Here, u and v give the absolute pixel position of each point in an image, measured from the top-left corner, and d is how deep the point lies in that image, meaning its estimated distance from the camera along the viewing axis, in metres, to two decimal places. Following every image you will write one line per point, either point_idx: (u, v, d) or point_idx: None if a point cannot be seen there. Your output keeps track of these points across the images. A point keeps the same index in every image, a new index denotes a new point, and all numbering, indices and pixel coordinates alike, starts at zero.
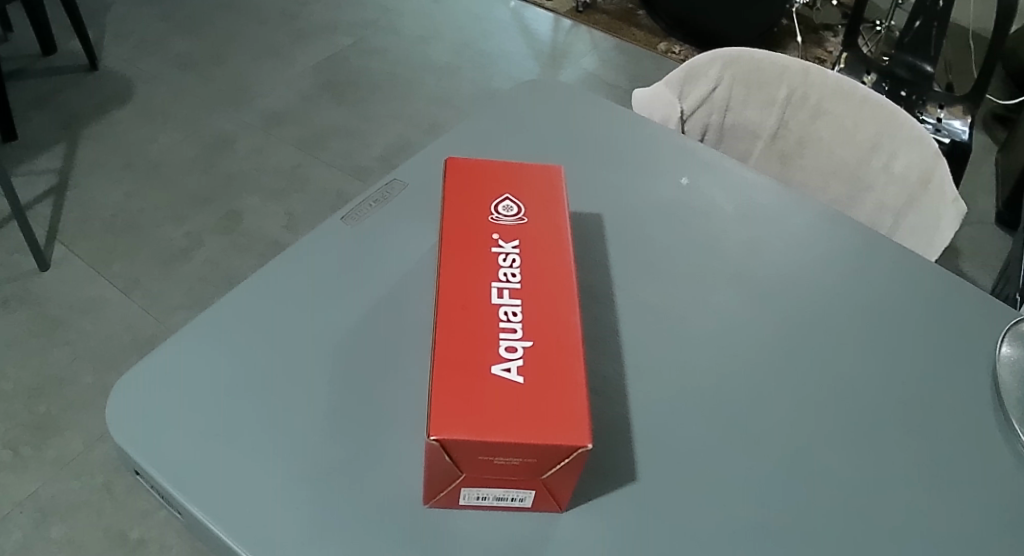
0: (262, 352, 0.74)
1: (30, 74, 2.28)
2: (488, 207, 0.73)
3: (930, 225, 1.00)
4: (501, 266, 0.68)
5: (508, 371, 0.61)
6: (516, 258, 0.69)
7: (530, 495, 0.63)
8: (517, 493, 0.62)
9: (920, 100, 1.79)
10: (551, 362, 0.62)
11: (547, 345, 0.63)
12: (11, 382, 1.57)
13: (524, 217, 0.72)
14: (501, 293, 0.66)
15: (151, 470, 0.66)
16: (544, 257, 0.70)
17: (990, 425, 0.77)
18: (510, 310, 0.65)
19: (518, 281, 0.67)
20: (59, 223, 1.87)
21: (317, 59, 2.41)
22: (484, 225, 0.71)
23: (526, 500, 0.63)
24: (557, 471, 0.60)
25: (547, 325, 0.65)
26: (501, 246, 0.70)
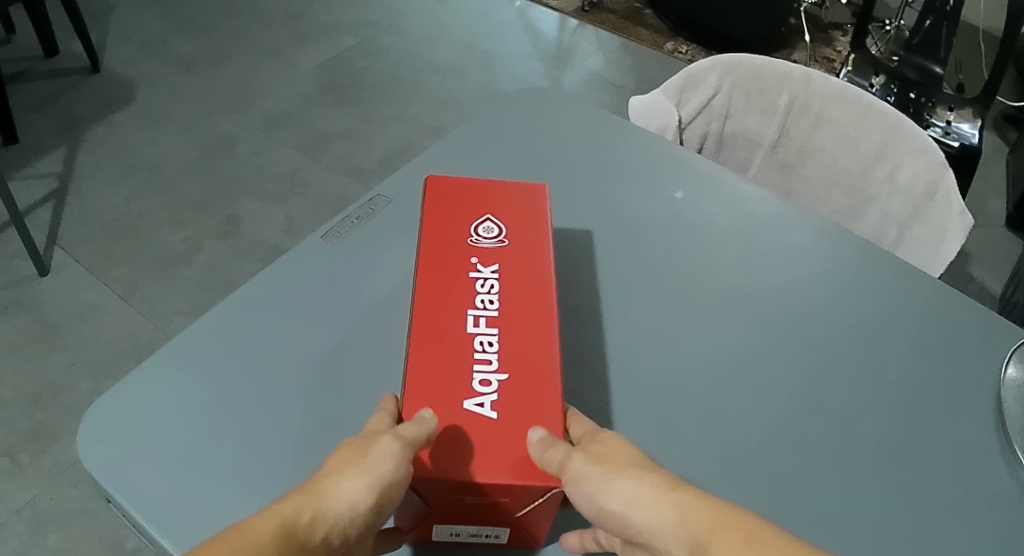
0: (237, 376, 0.72)
1: (31, 77, 2.27)
2: (468, 228, 0.71)
3: (935, 238, 0.98)
4: (479, 291, 0.66)
5: (481, 406, 0.59)
6: (494, 283, 0.67)
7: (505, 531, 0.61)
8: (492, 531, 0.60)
9: (930, 102, 1.75)
10: (526, 396, 0.60)
11: (524, 379, 0.61)
12: (8, 389, 1.56)
13: (505, 239, 0.70)
14: (477, 321, 0.64)
15: (120, 499, 0.64)
16: (524, 283, 0.67)
17: (993, 453, 0.74)
18: (486, 340, 0.63)
19: (495, 308, 0.65)
20: (59, 228, 1.87)
21: (320, 61, 2.39)
22: (463, 248, 0.69)
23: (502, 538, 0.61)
24: (533, 513, 0.58)
25: (524, 355, 0.63)
26: (480, 271, 0.67)
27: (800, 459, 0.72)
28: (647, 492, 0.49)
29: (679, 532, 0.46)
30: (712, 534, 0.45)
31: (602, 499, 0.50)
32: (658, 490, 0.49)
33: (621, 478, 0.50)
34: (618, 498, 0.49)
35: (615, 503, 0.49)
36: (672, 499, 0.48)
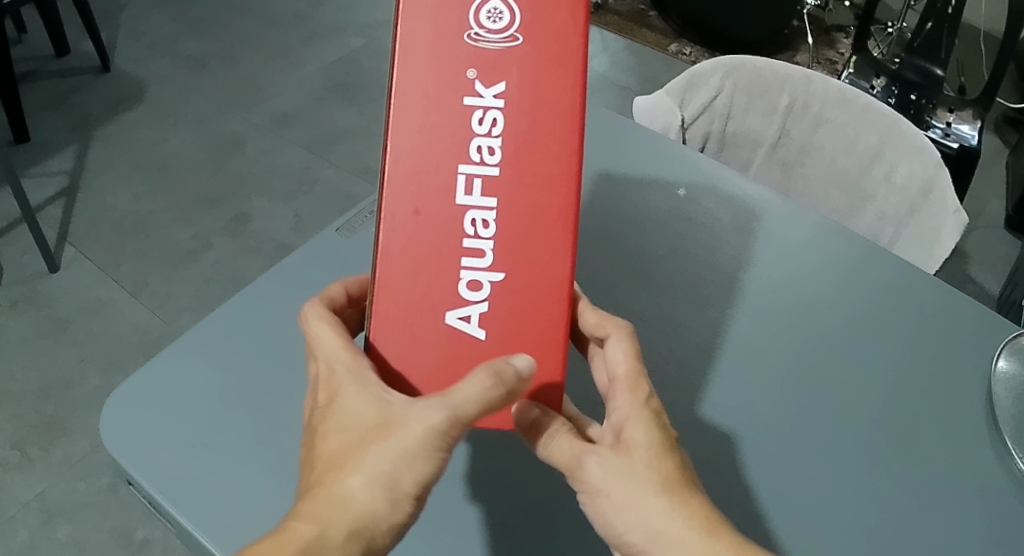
0: (253, 363, 0.75)
1: (43, 76, 2.30)
2: (469, 17, 0.59)
3: (930, 236, 1.00)
4: (476, 132, 0.59)
5: (468, 320, 0.60)
6: (497, 116, 0.59)
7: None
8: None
9: (931, 104, 1.77)
10: (519, 304, 0.61)
11: (517, 280, 0.60)
12: (20, 383, 1.59)
13: (517, 34, 0.59)
14: (470, 188, 0.60)
15: (139, 478, 0.67)
16: (534, 116, 0.59)
17: (984, 444, 0.76)
18: (479, 218, 0.60)
19: (495, 162, 0.60)
20: (70, 224, 1.90)
21: (328, 60, 2.40)
22: (461, 50, 0.59)
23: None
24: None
25: (522, 241, 0.60)
26: (480, 95, 0.59)
27: (795, 447, 0.74)
28: (685, 533, 0.55)
29: None
30: None
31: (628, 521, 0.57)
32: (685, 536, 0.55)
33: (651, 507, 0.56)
34: (644, 530, 0.56)
35: (642, 532, 0.56)
36: (708, 548, 0.55)
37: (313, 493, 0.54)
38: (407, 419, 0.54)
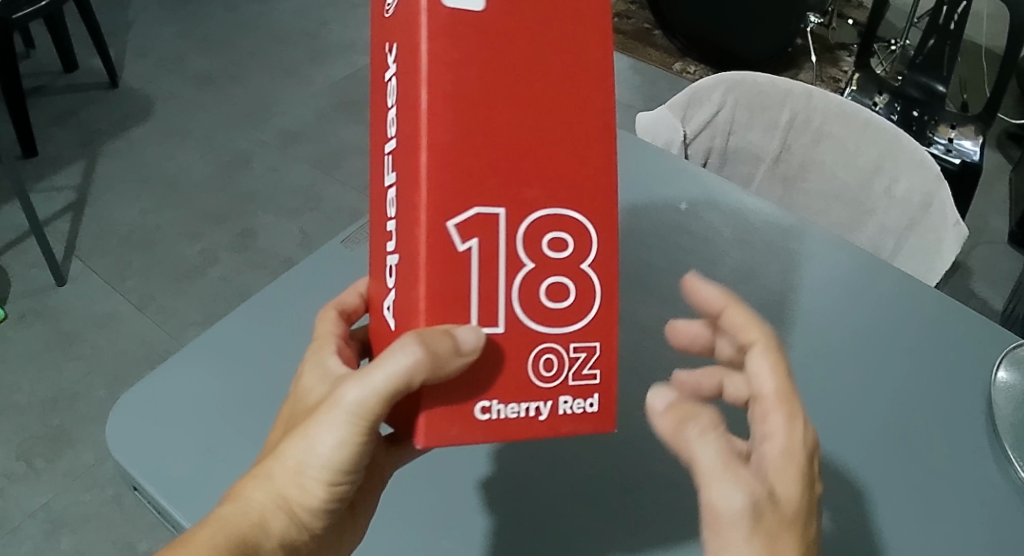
0: (259, 373, 0.77)
1: (51, 91, 2.34)
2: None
3: (930, 249, 1.01)
4: (389, 114, 0.52)
5: (387, 308, 0.52)
6: (394, 83, 0.50)
7: (582, 357, 0.51)
8: (581, 402, 0.51)
9: (932, 120, 1.78)
10: (411, 288, 0.49)
11: (408, 262, 0.49)
12: (26, 395, 1.60)
13: None
14: (389, 170, 0.52)
15: (145, 485, 0.69)
16: (407, 63, 0.48)
17: (985, 454, 0.77)
18: (392, 199, 0.52)
19: (394, 133, 0.51)
20: (77, 238, 1.91)
21: (335, 77, 2.41)
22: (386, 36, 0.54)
23: (597, 397, 0.52)
24: (519, 418, 0.50)
25: (409, 215, 0.49)
26: (389, 71, 0.52)
27: None
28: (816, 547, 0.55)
29: None
30: None
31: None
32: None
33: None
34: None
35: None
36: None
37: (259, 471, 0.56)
38: (332, 402, 0.53)
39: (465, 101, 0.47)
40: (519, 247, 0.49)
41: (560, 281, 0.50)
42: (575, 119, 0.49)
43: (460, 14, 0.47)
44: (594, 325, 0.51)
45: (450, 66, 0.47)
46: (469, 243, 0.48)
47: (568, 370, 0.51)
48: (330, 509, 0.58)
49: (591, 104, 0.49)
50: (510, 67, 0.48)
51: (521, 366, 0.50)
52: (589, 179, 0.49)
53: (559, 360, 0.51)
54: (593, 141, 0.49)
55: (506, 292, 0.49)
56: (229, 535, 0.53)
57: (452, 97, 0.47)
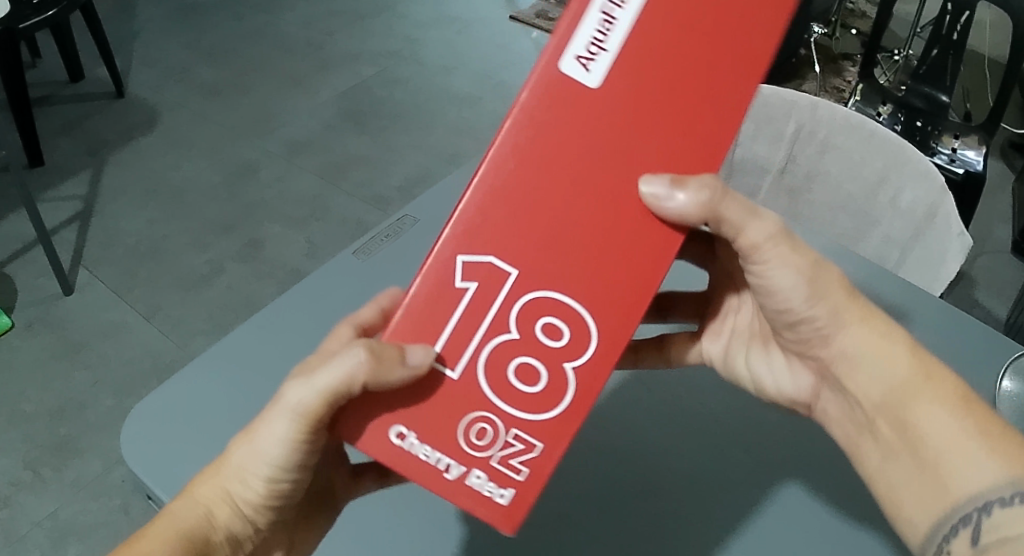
0: (268, 381, 0.78)
1: (56, 101, 2.35)
2: None
3: (935, 257, 1.03)
4: None
5: None
6: None
7: (517, 448, 0.56)
8: (494, 487, 0.56)
9: (936, 130, 1.78)
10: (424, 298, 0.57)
11: None
12: (33, 404, 1.61)
13: None
14: None
15: (158, 492, 0.71)
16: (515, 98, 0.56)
17: None
18: None
19: None
20: (83, 248, 1.92)
21: (341, 88, 2.42)
22: None
23: (512, 491, 0.56)
24: (429, 464, 0.56)
25: None
26: None
27: None
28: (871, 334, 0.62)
29: (892, 365, 0.61)
30: (925, 379, 0.60)
31: (786, 282, 0.61)
32: (841, 315, 0.62)
33: (813, 268, 0.61)
34: (807, 283, 0.61)
35: (798, 284, 0.61)
36: (881, 334, 0.62)
37: (210, 470, 0.62)
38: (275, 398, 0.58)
39: (531, 152, 0.54)
40: (513, 314, 0.55)
41: (538, 368, 0.56)
42: (613, 233, 0.55)
43: (576, 94, 0.54)
44: (545, 429, 0.56)
45: (542, 120, 0.54)
46: (469, 284, 0.55)
47: (496, 451, 0.56)
48: (279, 504, 0.63)
49: (637, 223, 0.55)
50: (587, 144, 0.54)
51: (458, 420, 0.56)
52: (589, 278, 0.55)
53: (493, 434, 0.56)
54: (616, 264, 0.55)
55: (483, 351, 0.56)
56: (179, 530, 0.60)
57: (519, 150, 0.55)
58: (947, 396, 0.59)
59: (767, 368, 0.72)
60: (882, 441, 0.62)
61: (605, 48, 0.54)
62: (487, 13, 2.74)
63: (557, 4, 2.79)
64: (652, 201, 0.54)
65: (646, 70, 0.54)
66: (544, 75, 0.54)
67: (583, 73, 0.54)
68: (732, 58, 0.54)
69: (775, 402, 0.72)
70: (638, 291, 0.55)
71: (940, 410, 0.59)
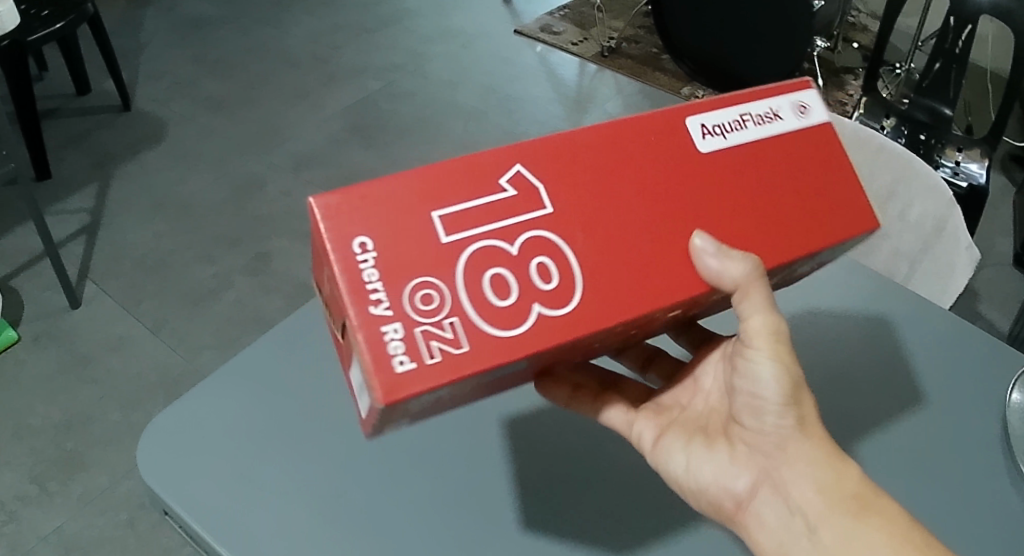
0: (286, 401, 0.81)
1: (63, 114, 2.37)
2: None
3: (944, 270, 1.05)
4: None
5: None
6: None
7: (442, 337, 0.50)
8: (399, 352, 0.49)
9: (939, 143, 1.79)
10: None
11: None
12: (40, 418, 1.62)
13: None
14: None
15: (178, 509, 0.73)
16: None
17: (1000, 474, 0.78)
18: None
19: None
20: (90, 261, 1.93)
21: (347, 102, 2.44)
22: None
23: (411, 363, 0.49)
24: (361, 290, 0.49)
25: None
26: None
27: None
28: (822, 453, 0.62)
29: (838, 487, 0.61)
30: (863, 510, 0.61)
31: (766, 379, 0.62)
32: (806, 425, 0.63)
33: (793, 379, 0.61)
34: (786, 387, 0.61)
35: (774, 386, 0.62)
36: (834, 460, 0.62)
37: None
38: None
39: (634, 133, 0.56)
40: (523, 235, 0.53)
41: (513, 290, 0.52)
42: (651, 247, 0.54)
43: (689, 142, 0.57)
44: (477, 348, 0.50)
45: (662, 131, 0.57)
46: (507, 188, 0.53)
47: (427, 322, 0.50)
48: None
49: (668, 250, 0.55)
50: (676, 176, 0.56)
51: (416, 276, 0.50)
52: (597, 247, 0.54)
53: (427, 307, 0.50)
54: (644, 281, 0.54)
55: (473, 254, 0.52)
56: None
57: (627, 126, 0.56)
58: (880, 527, 0.60)
59: (705, 462, 0.68)
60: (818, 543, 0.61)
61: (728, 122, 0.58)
62: (492, 27, 2.76)
63: (562, 18, 2.81)
64: (700, 255, 0.55)
65: (752, 162, 0.58)
66: (677, 113, 0.57)
67: (702, 137, 0.57)
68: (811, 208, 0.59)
69: (698, 499, 0.68)
70: (641, 297, 0.53)
71: (874, 536, 0.60)
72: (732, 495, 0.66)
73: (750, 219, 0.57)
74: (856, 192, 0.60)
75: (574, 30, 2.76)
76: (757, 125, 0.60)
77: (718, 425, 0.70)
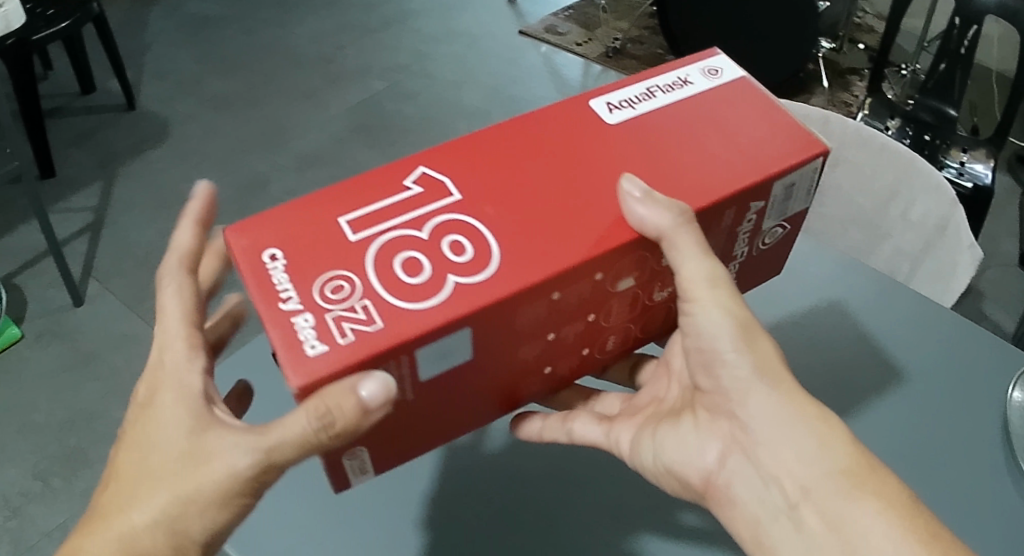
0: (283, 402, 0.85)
1: (68, 113, 2.38)
2: None
3: (946, 270, 1.03)
4: None
5: None
6: None
7: (356, 316, 0.54)
8: (311, 335, 0.53)
9: (944, 144, 1.78)
10: None
11: None
12: (43, 414, 1.62)
13: None
14: None
15: None
16: None
17: (1001, 473, 0.77)
18: None
19: None
20: (94, 260, 1.94)
21: (352, 101, 2.44)
22: None
23: (325, 344, 0.53)
24: (275, 284, 0.55)
25: None
26: None
27: None
28: (800, 416, 0.62)
29: (820, 451, 0.60)
30: (850, 470, 0.60)
31: (709, 333, 0.63)
32: (767, 377, 0.62)
33: (738, 330, 0.62)
34: (728, 333, 0.62)
35: (720, 339, 0.62)
36: (815, 425, 0.61)
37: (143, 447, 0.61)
38: (155, 348, 0.62)
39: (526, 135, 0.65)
40: (432, 221, 0.59)
41: (426, 267, 0.56)
42: (567, 218, 0.59)
43: (592, 120, 0.66)
44: (395, 312, 0.54)
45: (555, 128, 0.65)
46: (412, 187, 0.61)
47: (338, 309, 0.54)
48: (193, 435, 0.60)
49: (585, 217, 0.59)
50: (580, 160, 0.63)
51: (327, 269, 0.56)
52: (509, 223, 0.59)
53: (344, 288, 0.55)
54: (556, 237, 0.58)
55: (388, 237, 0.58)
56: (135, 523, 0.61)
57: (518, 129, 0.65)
58: (869, 488, 0.59)
59: (672, 439, 0.69)
60: (786, 511, 0.61)
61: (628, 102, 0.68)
62: (497, 28, 2.76)
63: (566, 19, 2.81)
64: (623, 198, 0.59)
65: (656, 128, 0.66)
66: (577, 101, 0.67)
67: (606, 112, 0.66)
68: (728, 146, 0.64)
69: (669, 480, 0.69)
70: (559, 253, 0.57)
71: (862, 497, 0.58)
72: (702, 472, 0.66)
73: (667, 168, 0.63)
74: (776, 129, 0.65)
75: (579, 30, 2.75)
76: (666, 93, 0.68)
77: (686, 401, 0.71)
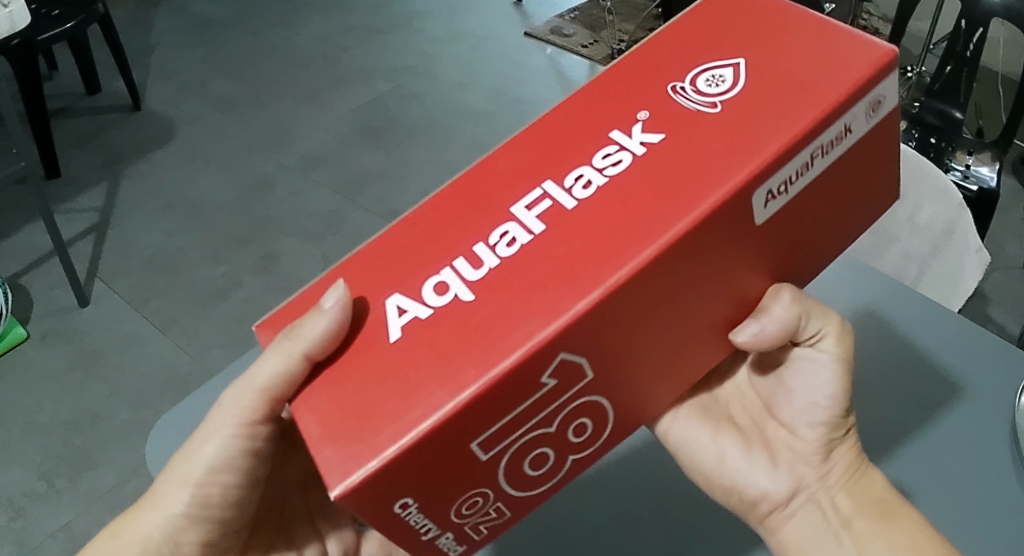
0: None
1: (74, 113, 2.39)
2: (690, 71, 0.52)
3: (952, 274, 1.07)
4: (595, 162, 0.50)
5: (404, 312, 0.48)
6: (621, 156, 0.49)
7: (489, 516, 0.51)
8: (452, 545, 0.51)
9: (950, 147, 1.77)
10: (477, 337, 0.45)
11: (489, 321, 0.46)
12: (48, 415, 1.62)
13: (730, 90, 0.50)
14: (582, 183, 0.49)
15: None
16: (667, 181, 0.47)
17: (1010, 477, 0.76)
18: (514, 234, 0.48)
19: (604, 177, 0.49)
20: (99, 261, 1.94)
21: (357, 103, 2.44)
22: (662, 82, 0.52)
23: (463, 547, 0.52)
24: (409, 526, 0.48)
25: (553, 275, 0.46)
26: (630, 135, 0.50)
27: None
28: (855, 462, 0.63)
29: (867, 493, 0.62)
30: (891, 513, 0.61)
31: (819, 385, 0.62)
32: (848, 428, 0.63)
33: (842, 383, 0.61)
34: (839, 388, 0.61)
35: (824, 388, 0.62)
36: (863, 470, 0.63)
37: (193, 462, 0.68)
38: None
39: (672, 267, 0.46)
40: (564, 411, 0.48)
41: (551, 461, 0.50)
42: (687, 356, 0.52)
43: (743, 221, 0.47)
44: (524, 502, 0.52)
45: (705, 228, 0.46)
46: (548, 381, 0.46)
47: (472, 520, 0.50)
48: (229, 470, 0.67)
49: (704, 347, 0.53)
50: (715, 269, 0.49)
51: (464, 493, 0.48)
52: (635, 385, 0.50)
53: (478, 502, 0.49)
54: (676, 379, 0.52)
55: (518, 440, 0.47)
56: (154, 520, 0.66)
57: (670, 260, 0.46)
58: (912, 525, 0.59)
59: (738, 458, 0.65)
60: (858, 547, 0.60)
61: (728, 79, 0.50)
62: (501, 29, 2.76)
63: (571, 20, 2.81)
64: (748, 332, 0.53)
65: (782, 130, 0.47)
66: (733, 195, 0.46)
67: (761, 207, 0.48)
68: (859, 165, 0.52)
69: (727, 494, 0.65)
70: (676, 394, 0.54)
71: (909, 531, 0.59)
72: (767, 496, 0.63)
73: (794, 218, 0.50)
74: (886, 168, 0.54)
75: (585, 32, 2.75)
76: (825, 158, 0.49)
77: (749, 419, 0.67)
